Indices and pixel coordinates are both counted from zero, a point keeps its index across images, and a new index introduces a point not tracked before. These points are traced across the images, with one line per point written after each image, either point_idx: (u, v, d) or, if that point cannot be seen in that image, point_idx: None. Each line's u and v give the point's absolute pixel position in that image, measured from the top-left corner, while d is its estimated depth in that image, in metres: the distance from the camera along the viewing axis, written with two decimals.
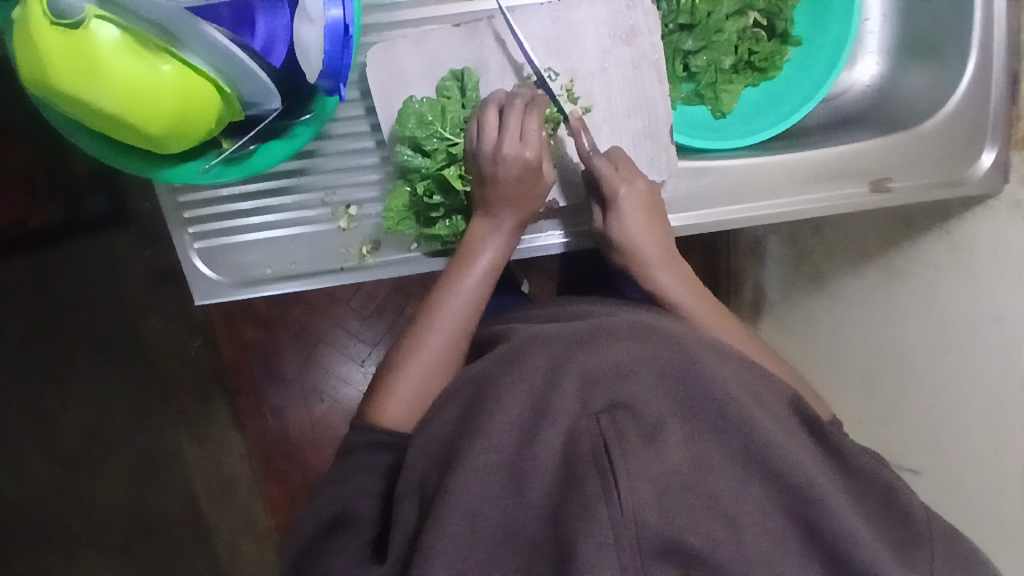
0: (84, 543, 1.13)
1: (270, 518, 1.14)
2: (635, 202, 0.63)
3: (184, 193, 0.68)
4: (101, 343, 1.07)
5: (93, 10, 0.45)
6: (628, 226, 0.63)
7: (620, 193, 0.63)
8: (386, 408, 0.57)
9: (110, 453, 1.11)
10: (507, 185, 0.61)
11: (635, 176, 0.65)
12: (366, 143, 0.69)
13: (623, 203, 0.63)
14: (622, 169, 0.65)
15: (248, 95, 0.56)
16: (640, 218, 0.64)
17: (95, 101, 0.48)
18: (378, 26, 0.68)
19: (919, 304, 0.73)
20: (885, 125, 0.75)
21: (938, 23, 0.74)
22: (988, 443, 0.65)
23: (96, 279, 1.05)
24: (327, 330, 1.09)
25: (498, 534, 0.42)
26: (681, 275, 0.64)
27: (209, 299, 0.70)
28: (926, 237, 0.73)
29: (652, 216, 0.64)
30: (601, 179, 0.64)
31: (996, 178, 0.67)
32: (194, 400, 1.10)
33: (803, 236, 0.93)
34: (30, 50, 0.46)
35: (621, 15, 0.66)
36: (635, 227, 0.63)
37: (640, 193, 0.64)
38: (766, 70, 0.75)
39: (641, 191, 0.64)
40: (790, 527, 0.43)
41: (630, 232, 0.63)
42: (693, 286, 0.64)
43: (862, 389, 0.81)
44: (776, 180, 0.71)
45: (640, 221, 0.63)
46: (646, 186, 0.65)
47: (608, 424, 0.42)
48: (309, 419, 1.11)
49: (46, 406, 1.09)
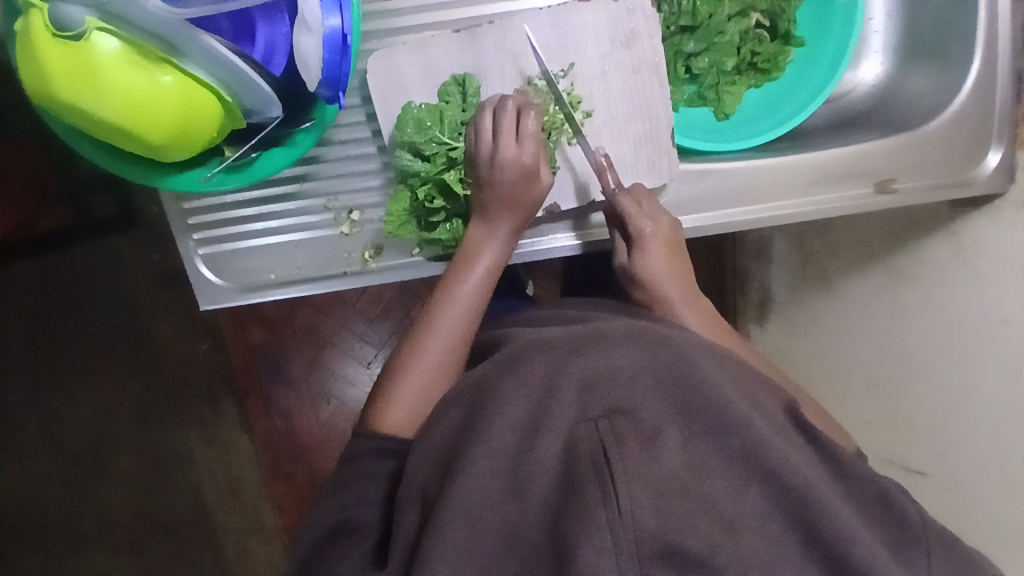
0: (94, 542, 1.14)
1: (278, 518, 1.15)
2: (658, 241, 0.64)
3: (188, 200, 0.69)
4: (111, 345, 1.09)
5: (93, 23, 0.46)
6: (653, 263, 0.64)
7: (644, 233, 0.64)
8: (388, 415, 0.57)
9: (120, 453, 1.12)
10: (501, 189, 0.61)
11: (660, 214, 0.66)
12: (367, 149, 0.70)
13: (649, 242, 0.64)
14: (646, 207, 0.65)
15: (250, 105, 0.56)
16: (662, 256, 0.64)
17: (97, 112, 0.48)
18: (378, 32, 0.68)
19: (925, 305, 0.73)
20: (889, 126, 0.75)
21: (943, 22, 0.73)
22: (994, 446, 0.65)
23: (106, 282, 1.06)
24: (333, 332, 1.10)
25: (498, 542, 0.42)
26: (703, 310, 0.64)
27: (215, 304, 0.71)
28: (931, 239, 0.73)
29: (672, 253, 0.65)
30: (624, 218, 0.65)
31: (1001, 178, 0.67)
32: (202, 401, 1.11)
33: (808, 236, 0.92)
34: (32, 64, 0.47)
35: (620, 20, 0.66)
36: (657, 263, 0.64)
37: (664, 231, 0.65)
38: (769, 71, 0.75)
39: (664, 230, 0.65)
40: (787, 529, 0.42)
41: (654, 269, 0.63)
42: (712, 319, 0.64)
43: (867, 391, 0.80)
44: (779, 183, 0.71)
45: (663, 258, 0.64)
46: (669, 224, 0.65)
47: (607, 428, 0.42)
48: (315, 420, 1.12)
49: (56, 407, 1.10)
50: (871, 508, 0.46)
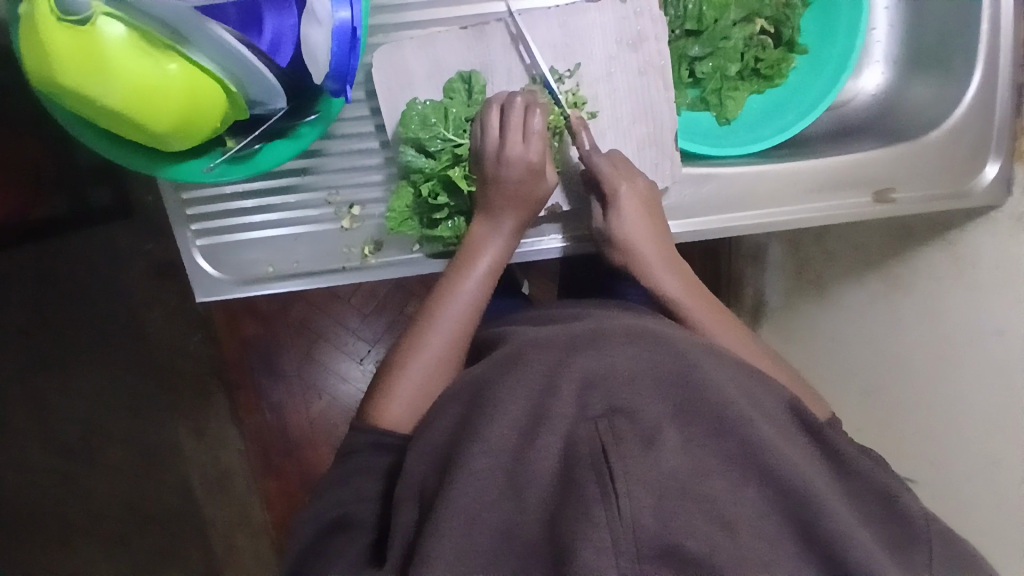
0: (80, 534, 1.13)
1: (267, 513, 1.14)
2: (634, 199, 0.64)
3: (188, 189, 0.68)
4: (101, 335, 1.07)
5: (100, 8, 0.45)
6: (629, 224, 0.64)
7: (620, 193, 0.63)
8: (387, 410, 0.57)
9: (108, 444, 1.11)
10: (508, 187, 0.61)
11: (636, 175, 0.65)
12: (370, 143, 0.69)
13: (624, 202, 0.63)
14: (621, 167, 0.65)
15: (255, 95, 0.56)
16: (639, 217, 0.64)
17: (100, 98, 0.48)
18: (385, 27, 0.68)
19: (919, 313, 0.74)
20: (889, 135, 0.76)
21: (945, 34, 0.74)
22: (985, 455, 0.65)
23: (98, 271, 1.05)
24: (327, 327, 1.10)
25: (496, 540, 0.42)
26: (681, 273, 0.64)
27: (212, 296, 0.70)
28: (928, 248, 0.74)
29: (648, 211, 0.65)
30: (602, 180, 0.64)
31: (998, 190, 0.68)
32: (193, 394, 1.10)
33: (805, 242, 0.93)
34: (35, 47, 0.46)
35: (629, 21, 0.66)
36: (632, 223, 0.64)
37: (640, 191, 0.64)
38: (772, 77, 0.76)
39: (641, 189, 0.64)
40: (787, 530, 0.43)
41: (628, 227, 0.64)
42: (690, 282, 0.64)
43: (860, 398, 0.81)
44: (779, 188, 0.71)
45: (639, 218, 0.64)
46: (645, 185, 0.65)
47: (606, 428, 0.42)
48: (307, 415, 1.11)
49: (44, 397, 1.09)
50: (869, 513, 0.46)
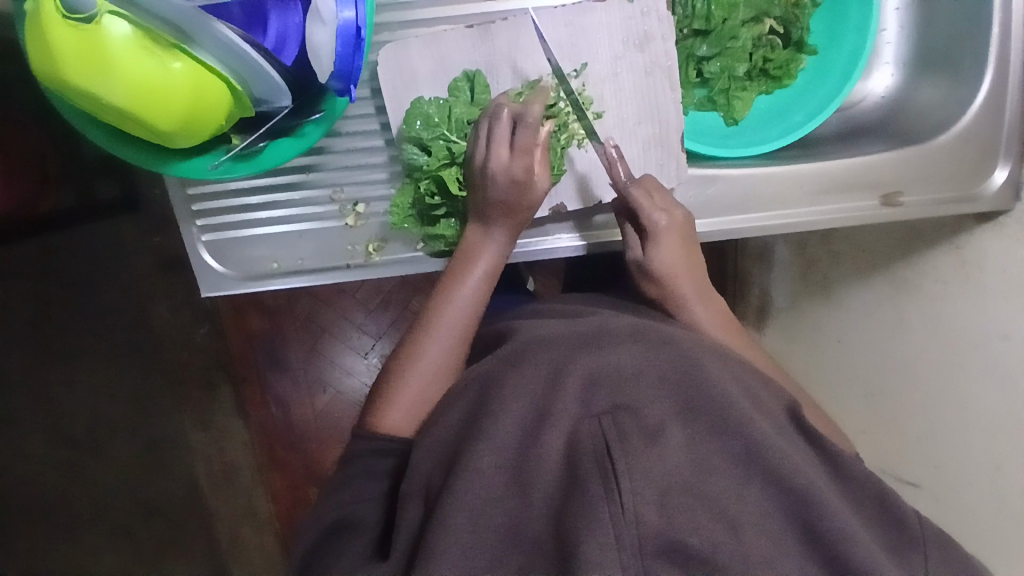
0: (86, 523, 1.15)
1: (271, 505, 1.15)
2: (673, 233, 0.63)
3: (193, 186, 0.68)
4: (109, 327, 1.08)
5: (105, 6, 0.45)
6: (667, 257, 0.63)
7: (659, 225, 0.63)
8: (387, 418, 0.57)
9: (114, 435, 1.12)
10: (495, 197, 0.61)
11: (673, 205, 0.65)
12: (375, 142, 0.69)
13: (663, 234, 0.63)
14: (658, 199, 0.64)
15: (259, 94, 0.56)
16: (677, 250, 0.63)
17: (106, 97, 0.48)
18: (390, 25, 0.68)
19: (925, 316, 0.73)
20: (897, 138, 0.75)
21: (956, 36, 0.73)
22: (987, 462, 0.65)
23: (106, 263, 1.06)
24: (332, 321, 1.10)
25: (499, 538, 0.42)
26: (717, 309, 0.63)
27: (218, 291, 0.71)
28: (935, 251, 0.73)
29: (687, 243, 0.64)
30: (637, 211, 0.64)
31: (1007, 196, 0.67)
32: (199, 386, 1.11)
33: (811, 244, 0.92)
34: (42, 46, 0.46)
35: (635, 21, 0.66)
36: (670, 256, 0.63)
37: (678, 221, 0.64)
38: (781, 77, 0.75)
39: (679, 221, 0.64)
40: (789, 531, 0.42)
41: (666, 261, 0.63)
42: (725, 319, 0.63)
43: (865, 401, 0.81)
44: (788, 189, 0.71)
45: (677, 251, 0.63)
46: (684, 216, 0.65)
47: (610, 424, 0.42)
48: (312, 408, 1.12)
49: (53, 387, 1.10)
50: (870, 516, 0.46)
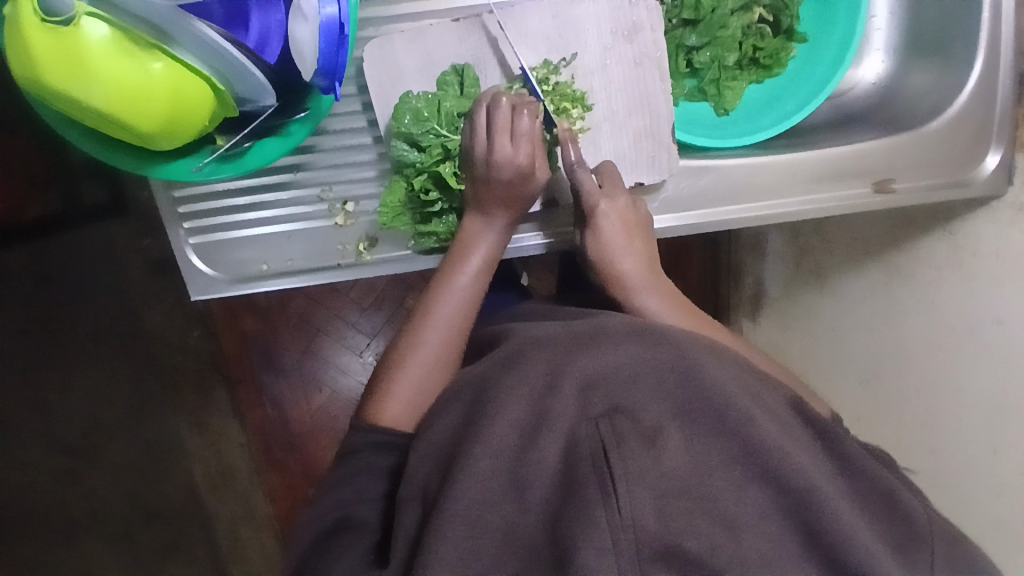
0: (84, 529, 1.14)
1: (271, 506, 1.15)
2: (614, 218, 0.64)
3: (179, 188, 0.67)
4: (101, 332, 1.07)
5: (82, 8, 0.45)
6: (607, 241, 0.63)
7: (599, 211, 0.63)
8: (385, 407, 0.56)
9: (109, 440, 1.11)
10: (497, 186, 0.61)
11: (618, 192, 0.65)
12: (363, 139, 0.69)
13: (603, 220, 0.63)
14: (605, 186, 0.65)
15: (242, 92, 0.55)
16: (619, 235, 0.64)
17: (86, 99, 0.47)
18: (375, 20, 0.67)
19: (919, 304, 0.73)
20: (889, 125, 0.75)
21: (946, 21, 0.73)
22: (984, 447, 0.65)
23: (96, 268, 1.05)
24: (326, 321, 1.09)
25: (499, 540, 0.41)
26: (663, 291, 0.63)
27: (207, 295, 0.70)
28: (929, 237, 0.73)
29: (632, 232, 0.64)
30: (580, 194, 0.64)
31: (999, 180, 0.67)
32: (193, 389, 1.10)
33: (804, 232, 0.92)
34: (19, 48, 0.45)
35: (623, 12, 0.66)
36: (610, 240, 0.63)
37: (621, 209, 0.64)
38: (770, 67, 0.74)
39: (623, 209, 0.64)
40: (788, 530, 0.42)
41: (608, 245, 0.63)
42: (673, 298, 0.63)
43: (860, 389, 0.80)
44: (779, 178, 0.70)
45: (618, 236, 0.63)
46: (627, 202, 0.65)
47: (607, 428, 0.41)
48: (308, 408, 1.11)
49: (46, 394, 1.09)
50: (871, 510, 0.46)
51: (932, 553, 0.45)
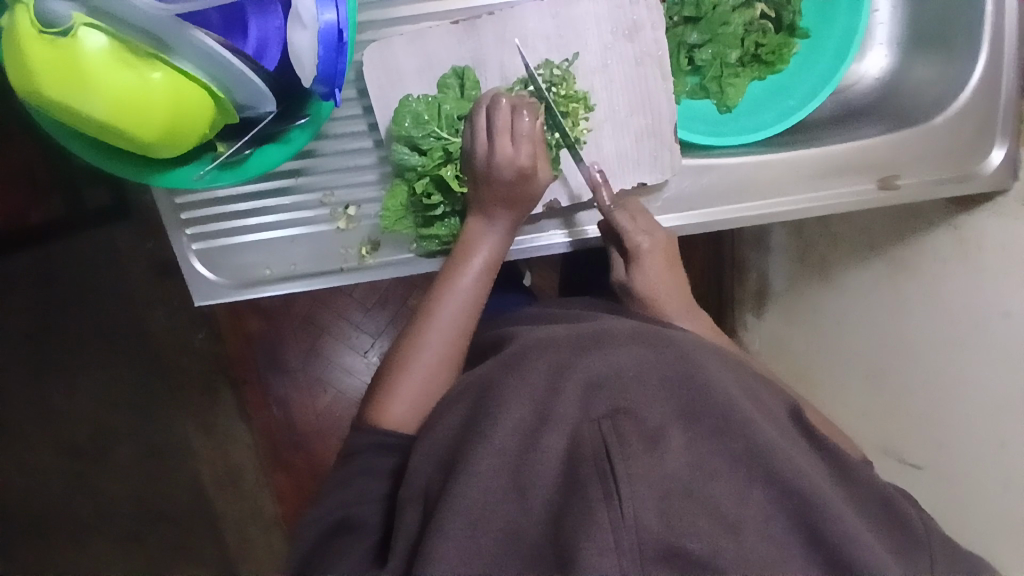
0: (92, 530, 1.15)
1: (278, 506, 1.15)
2: (656, 254, 0.64)
3: (180, 195, 0.67)
4: (106, 334, 1.08)
5: (80, 19, 0.45)
6: (651, 276, 0.64)
7: (642, 248, 0.64)
8: (388, 410, 0.56)
9: (116, 442, 1.12)
10: (499, 186, 0.61)
11: (654, 227, 0.66)
12: (363, 143, 0.68)
13: (646, 257, 0.64)
14: (641, 221, 0.65)
15: (242, 100, 0.55)
16: (661, 270, 0.65)
17: (86, 110, 0.47)
18: (373, 24, 0.67)
19: (924, 299, 0.72)
20: (892, 120, 0.74)
21: (949, 15, 0.72)
22: (990, 441, 0.65)
23: (100, 270, 1.05)
24: (330, 321, 1.10)
25: (499, 541, 0.41)
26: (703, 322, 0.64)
27: (210, 300, 0.70)
28: (934, 232, 0.72)
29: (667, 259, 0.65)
30: (622, 234, 0.65)
31: (1005, 174, 0.66)
32: (199, 390, 1.10)
33: (808, 228, 0.92)
34: (18, 61, 0.45)
35: (624, 11, 0.65)
36: (655, 277, 0.64)
37: (661, 242, 0.65)
38: (773, 63, 0.74)
39: (662, 242, 0.65)
40: (791, 534, 0.41)
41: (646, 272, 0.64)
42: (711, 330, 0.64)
43: (865, 384, 0.80)
44: (782, 176, 0.70)
45: (660, 270, 0.64)
46: (665, 236, 0.66)
47: (610, 428, 0.41)
48: (313, 409, 1.12)
49: (53, 396, 1.10)
50: (874, 512, 0.46)
51: (936, 555, 0.45)
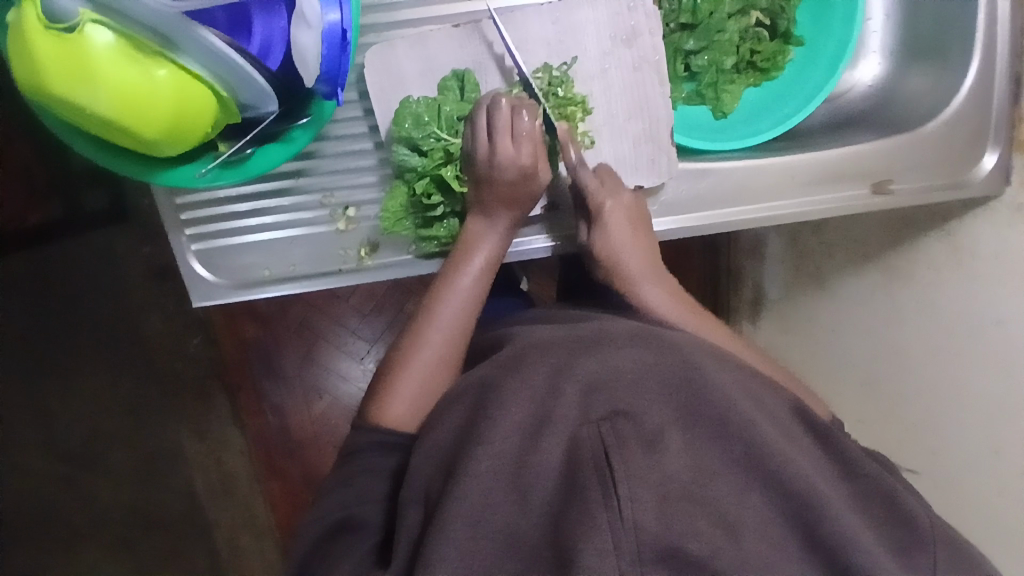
0: (83, 538, 1.13)
1: (272, 514, 1.15)
2: (619, 213, 0.64)
3: (182, 195, 0.68)
4: (100, 339, 1.07)
5: (88, 15, 0.45)
6: (613, 236, 0.64)
7: (605, 208, 0.64)
8: (388, 409, 0.56)
9: (109, 449, 1.11)
10: (500, 187, 0.61)
11: (620, 189, 0.66)
12: (364, 145, 0.69)
13: (609, 215, 0.64)
14: (608, 183, 0.66)
15: (245, 98, 0.56)
16: (625, 230, 0.65)
17: (90, 106, 0.48)
18: (376, 26, 0.68)
19: (919, 306, 0.73)
20: (887, 127, 0.75)
21: (941, 24, 0.73)
22: (986, 446, 0.65)
23: (96, 275, 1.05)
24: (326, 327, 1.09)
25: (500, 542, 0.41)
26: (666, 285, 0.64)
27: (208, 301, 0.70)
28: (927, 239, 0.73)
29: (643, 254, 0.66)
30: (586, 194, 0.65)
31: (997, 179, 0.67)
32: (193, 396, 1.10)
33: (803, 236, 0.93)
34: (23, 54, 0.45)
35: (622, 17, 0.66)
36: (617, 236, 0.64)
37: (625, 204, 0.65)
38: (768, 70, 0.75)
39: (627, 204, 0.65)
40: (791, 533, 0.42)
41: (623, 266, 0.64)
42: (676, 294, 0.64)
43: (862, 390, 0.80)
44: (778, 181, 0.71)
45: (624, 231, 0.64)
46: (631, 197, 0.66)
47: (609, 431, 0.41)
48: (308, 416, 1.11)
49: (45, 402, 1.09)
50: (875, 514, 0.46)
51: (934, 555, 0.45)
